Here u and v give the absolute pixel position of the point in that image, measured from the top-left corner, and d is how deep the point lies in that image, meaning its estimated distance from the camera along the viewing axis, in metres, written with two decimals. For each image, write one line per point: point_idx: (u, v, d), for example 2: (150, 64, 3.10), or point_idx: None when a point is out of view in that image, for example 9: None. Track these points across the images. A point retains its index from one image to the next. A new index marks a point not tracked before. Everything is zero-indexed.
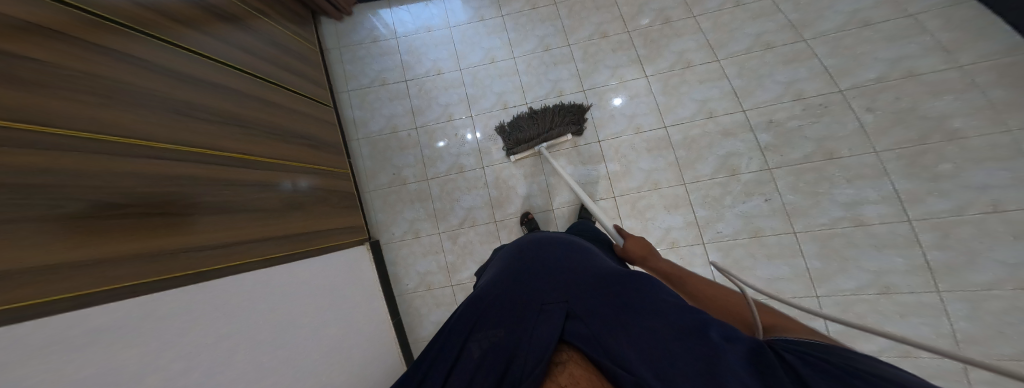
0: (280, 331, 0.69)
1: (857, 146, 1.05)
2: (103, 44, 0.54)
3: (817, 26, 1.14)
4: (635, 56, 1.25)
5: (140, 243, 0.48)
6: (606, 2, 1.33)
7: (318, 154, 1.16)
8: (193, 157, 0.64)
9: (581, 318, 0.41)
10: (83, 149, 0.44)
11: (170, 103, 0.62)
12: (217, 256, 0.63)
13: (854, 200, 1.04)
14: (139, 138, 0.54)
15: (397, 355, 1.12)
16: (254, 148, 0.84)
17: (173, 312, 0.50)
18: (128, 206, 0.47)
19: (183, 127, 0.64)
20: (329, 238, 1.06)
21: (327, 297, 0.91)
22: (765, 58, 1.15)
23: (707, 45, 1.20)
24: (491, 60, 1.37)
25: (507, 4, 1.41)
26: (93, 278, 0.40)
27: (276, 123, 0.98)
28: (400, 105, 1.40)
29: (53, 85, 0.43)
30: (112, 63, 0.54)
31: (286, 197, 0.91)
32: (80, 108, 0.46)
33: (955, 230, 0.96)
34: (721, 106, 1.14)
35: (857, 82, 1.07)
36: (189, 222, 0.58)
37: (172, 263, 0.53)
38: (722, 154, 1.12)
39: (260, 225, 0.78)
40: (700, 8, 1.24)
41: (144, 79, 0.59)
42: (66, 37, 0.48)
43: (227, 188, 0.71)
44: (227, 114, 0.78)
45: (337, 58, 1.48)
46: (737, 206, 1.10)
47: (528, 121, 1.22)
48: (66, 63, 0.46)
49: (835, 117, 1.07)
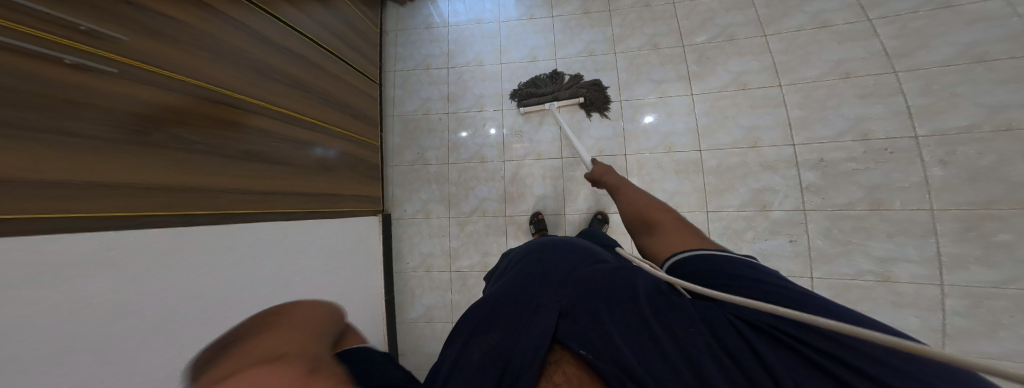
0: (271, 286, 0.74)
1: (913, 200, 0.95)
2: (222, 11, 0.70)
3: (917, 57, 0.95)
4: (684, 72, 1.11)
5: (138, 167, 0.51)
6: (665, 13, 1.16)
7: (358, 124, 1.15)
8: (264, 112, 0.77)
9: (574, 315, 0.35)
10: (145, 83, 0.54)
11: (242, 58, 0.73)
12: (256, 201, 0.72)
13: (888, 256, 0.98)
14: (218, 86, 0.66)
15: (380, 329, 1.20)
16: (308, 109, 0.91)
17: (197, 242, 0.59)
18: (133, 129, 0.51)
19: (243, 79, 0.72)
20: (350, 204, 1.10)
21: (327, 263, 0.95)
22: (838, 89, 0.99)
23: (772, 67, 1.04)
24: (532, 59, 1.25)
25: (560, 5, 1.26)
26: (128, 203, 0.50)
27: (328, 91, 1.01)
28: (437, 89, 1.34)
29: (160, 36, 0.58)
30: (211, 20, 0.68)
31: (318, 161, 0.93)
32: (167, 50, 0.59)
33: (988, 302, 0.90)
34: (768, 136, 1.03)
35: (938, 128, 0.92)
36: (198, 158, 0.60)
37: (184, 196, 0.58)
38: (756, 188, 1.04)
39: (297, 185, 0.85)
40: (775, 28, 1.06)
41: (226, 32, 0.70)
42: (197, 4, 0.65)
43: (278, 141, 0.80)
44: (295, 80, 0.87)
45: (392, 41, 1.40)
46: (758, 242, 1.05)
47: (548, 81, 1.21)
48: (181, 18, 0.62)
49: (899, 165, 0.95)
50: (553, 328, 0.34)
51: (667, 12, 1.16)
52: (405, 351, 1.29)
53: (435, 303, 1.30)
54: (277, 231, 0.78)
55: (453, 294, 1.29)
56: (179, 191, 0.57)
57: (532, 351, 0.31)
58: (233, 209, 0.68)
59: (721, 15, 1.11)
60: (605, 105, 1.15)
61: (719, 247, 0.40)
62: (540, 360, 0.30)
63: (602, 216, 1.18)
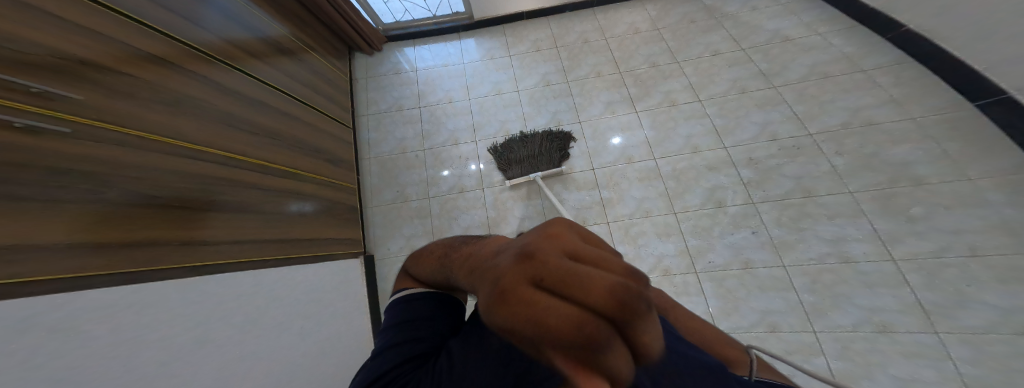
0: (216, 357, 0.57)
1: (833, 186, 1.12)
2: (194, 71, 0.80)
3: (784, 76, 1.28)
4: (626, 94, 1.38)
5: (96, 228, 0.47)
6: (601, 48, 1.52)
7: (329, 168, 1.24)
8: (215, 160, 0.77)
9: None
10: (89, 139, 0.51)
11: (213, 112, 0.81)
12: (201, 252, 0.65)
13: (838, 237, 1.08)
14: (188, 142, 0.71)
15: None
16: (277, 157, 0.99)
17: (128, 313, 0.47)
18: (90, 188, 0.49)
19: (215, 132, 0.79)
20: (317, 248, 1.03)
21: (309, 302, 0.89)
22: (741, 102, 1.27)
23: (690, 87, 1.34)
24: (498, 91, 1.50)
25: (515, 45, 1.61)
26: (47, 265, 0.40)
27: (298, 139, 1.12)
28: (411, 128, 1.50)
29: (117, 93, 0.59)
30: (186, 81, 0.76)
31: (292, 219, 0.97)
32: (138, 109, 0.62)
33: (939, 271, 0.98)
34: (704, 142, 1.23)
35: (823, 127, 1.18)
36: (156, 213, 0.58)
37: (142, 255, 0.54)
38: (708, 187, 1.18)
39: (255, 233, 0.81)
40: (683, 55, 1.41)
41: (199, 92, 0.79)
42: (179, 67, 0.76)
43: (229, 188, 0.78)
44: (261, 128, 0.96)
45: (362, 86, 1.63)
46: (726, 237, 1.13)
47: (519, 143, 1.35)
48: (157, 80, 0.69)
49: (809, 158, 1.16)
50: None
51: (602, 47, 1.52)
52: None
53: None
54: (223, 289, 0.66)
55: None
56: (111, 249, 0.49)
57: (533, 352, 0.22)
58: (177, 265, 0.59)
59: (642, 48, 1.48)
60: (568, 144, 1.33)
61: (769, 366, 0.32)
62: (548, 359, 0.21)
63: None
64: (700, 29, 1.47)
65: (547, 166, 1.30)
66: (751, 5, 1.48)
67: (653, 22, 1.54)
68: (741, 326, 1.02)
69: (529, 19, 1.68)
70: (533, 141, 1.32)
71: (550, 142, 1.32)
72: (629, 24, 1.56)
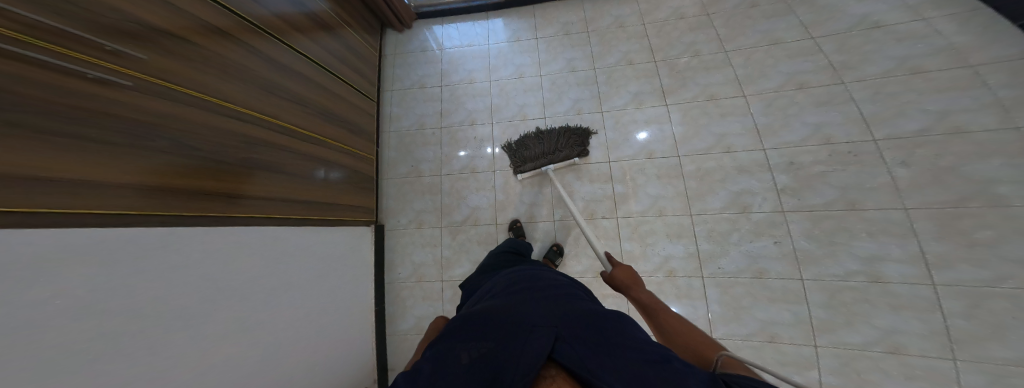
0: (216, 309, 0.64)
1: (885, 200, 0.99)
2: (248, 41, 0.84)
3: (860, 70, 1.06)
4: (658, 85, 1.22)
5: (151, 176, 0.54)
6: (637, 33, 1.31)
7: (354, 138, 1.26)
8: (257, 122, 0.81)
9: (568, 340, 0.31)
10: (154, 95, 0.57)
11: (260, 81, 0.84)
12: (238, 204, 0.73)
13: (874, 255, 0.99)
14: (236, 105, 0.76)
15: (369, 342, 1.20)
16: (312, 126, 1.03)
17: (166, 254, 0.56)
18: (151, 141, 0.54)
19: (261, 99, 0.83)
20: (337, 213, 1.12)
21: (318, 269, 0.99)
22: (796, 98, 1.09)
23: (736, 80, 1.15)
24: (519, 75, 1.39)
25: (542, 28, 1.43)
26: (105, 203, 0.47)
27: (330, 108, 1.14)
28: (431, 106, 1.46)
29: (176, 55, 0.63)
30: (239, 49, 0.80)
31: (317, 185, 1.02)
32: (195, 72, 0.66)
33: (984, 301, 0.90)
34: (739, 142, 1.10)
35: (893, 132, 1.00)
36: (205, 166, 0.65)
37: (187, 202, 0.61)
38: (735, 191, 1.09)
39: (286, 192, 0.89)
40: (733, 44, 1.20)
41: (250, 60, 0.82)
42: (231, 38, 0.78)
43: (270, 149, 0.84)
44: (300, 98, 0.98)
45: (390, 63, 1.56)
46: (744, 244, 1.07)
47: (534, 139, 1.26)
48: (213, 47, 0.73)
49: (864, 167, 1.00)
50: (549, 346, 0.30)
51: (639, 32, 1.31)
52: (393, 364, 1.25)
53: (426, 313, 1.29)
54: (244, 243, 0.74)
55: (444, 305, 1.27)
56: (166, 194, 0.56)
57: (524, 367, 0.26)
58: (216, 213, 0.68)
59: (686, 35, 1.26)
60: (587, 141, 1.24)
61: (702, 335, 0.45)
62: (536, 373, 0.25)
63: (557, 248, 1.22)
64: (762, 14, 1.20)
65: (561, 158, 1.21)
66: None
67: (704, 7, 1.28)
68: (739, 332, 1.03)
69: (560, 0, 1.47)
70: (548, 137, 1.24)
71: (568, 140, 1.23)
72: (673, 8, 1.31)
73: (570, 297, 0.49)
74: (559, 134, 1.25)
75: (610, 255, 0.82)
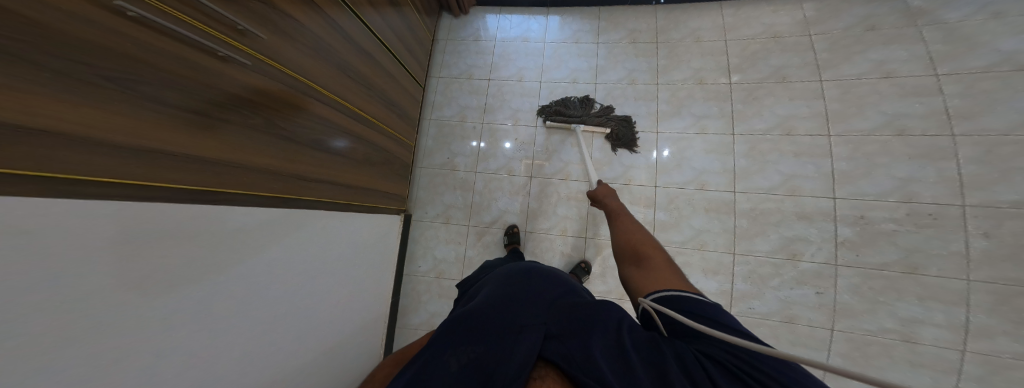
0: (247, 305, 0.61)
1: (949, 268, 0.93)
2: (341, 16, 0.79)
3: (979, 120, 0.90)
4: (727, 110, 1.10)
5: (219, 150, 0.50)
6: (715, 48, 1.15)
7: (400, 124, 1.14)
8: (335, 106, 0.79)
9: (562, 336, 0.32)
10: (245, 67, 0.54)
11: (344, 61, 0.80)
12: (306, 188, 0.73)
13: (915, 318, 0.95)
14: (319, 84, 0.72)
15: (382, 331, 1.22)
16: (377, 111, 0.98)
17: (202, 235, 0.50)
18: (226, 112, 0.51)
19: (341, 80, 0.80)
20: (373, 200, 1.04)
21: (348, 254, 0.96)
22: (889, 146, 0.97)
23: (822, 114, 1.03)
24: (572, 80, 1.25)
25: (607, 31, 1.26)
26: (189, 176, 0.47)
27: (390, 93, 1.05)
28: (476, 99, 1.33)
29: (273, 24, 0.60)
30: (332, 24, 0.76)
31: (366, 174, 0.97)
32: (286, 45, 0.63)
33: (1008, 373, 0.88)
34: (808, 185, 1.01)
35: (988, 200, 0.89)
36: (274, 145, 0.62)
37: (248, 179, 0.58)
38: (789, 236, 1.03)
39: (340, 178, 0.85)
40: (831, 73, 1.04)
41: (339, 37, 0.78)
42: (325, 15, 0.73)
43: (341, 135, 0.82)
44: (371, 82, 0.93)
45: (441, 49, 1.40)
46: (783, 289, 1.04)
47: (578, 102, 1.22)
48: (311, 21, 0.69)
49: (940, 231, 0.92)
50: (541, 345, 0.31)
51: (717, 48, 1.15)
52: None
53: (441, 311, 1.29)
54: (291, 225, 0.71)
55: None
56: (231, 171, 0.54)
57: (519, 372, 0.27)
58: (280, 193, 0.67)
59: (775, 56, 1.09)
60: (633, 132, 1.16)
61: (659, 246, 0.51)
62: (525, 376, 0.27)
63: (584, 266, 1.20)
64: (880, 40, 1.02)
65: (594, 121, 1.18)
66: (993, 7, 0.94)
67: (806, 26, 1.09)
68: None
69: (632, 6, 1.27)
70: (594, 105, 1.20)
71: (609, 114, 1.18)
72: (766, 25, 1.13)
73: (575, 294, 0.47)
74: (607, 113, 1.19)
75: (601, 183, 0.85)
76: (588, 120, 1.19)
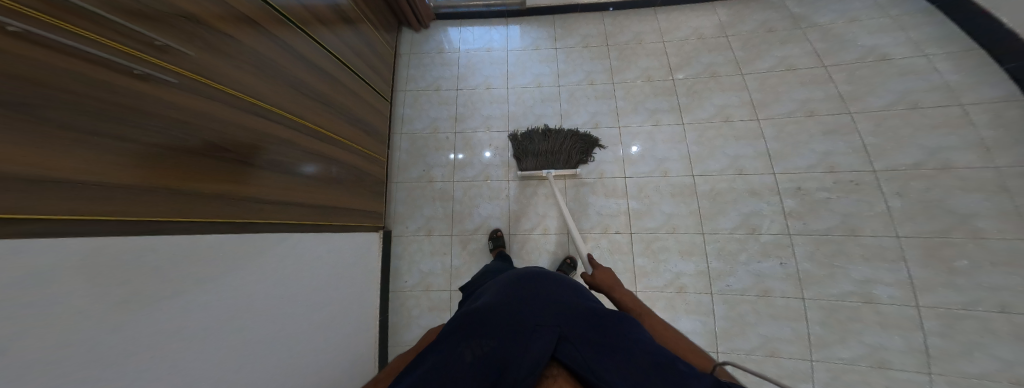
0: (230, 327, 0.60)
1: (881, 228, 1.05)
2: (279, 35, 0.83)
3: (864, 101, 1.13)
4: (675, 104, 1.27)
5: (159, 172, 0.48)
6: (656, 50, 1.37)
7: (366, 139, 1.20)
8: (282, 121, 0.79)
9: (571, 339, 0.39)
10: (181, 88, 0.54)
11: (288, 78, 0.83)
12: (258, 208, 0.70)
13: (868, 279, 1.04)
14: (262, 101, 0.73)
15: (371, 354, 1.14)
16: (333, 125, 1.01)
17: (172, 258, 0.50)
18: (167, 132, 0.50)
19: (287, 96, 0.82)
20: (345, 219, 1.04)
21: (327, 278, 0.94)
22: (805, 126, 1.15)
23: (749, 103, 1.21)
24: (538, 84, 1.41)
25: (563, 38, 1.46)
26: (121, 205, 0.44)
27: (349, 108, 1.10)
28: (446, 109, 1.44)
29: (206, 48, 0.61)
30: (271, 44, 0.79)
31: (330, 187, 0.97)
32: (223, 66, 0.64)
33: (959, 322, 0.96)
34: (751, 165, 1.15)
35: (891, 165, 1.06)
36: (221, 164, 0.61)
37: (197, 203, 0.56)
38: (745, 212, 1.14)
39: (303, 193, 0.84)
40: (749, 68, 1.26)
41: (280, 55, 0.81)
42: (263, 30, 0.78)
43: (290, 146, 0.81)
44: (323, 96, 0.97)
45: (405, 62, 1.54)
46: (752, 264, 1.11)
47: (541, 137, 1.27)
48: (245, 39, 0.72)
49: (864, 196, 1.07)
50: (552, 346, 0.37)
51: (658, 50, 1.37)
52: None
53: (432, 324, 1.23)
54: (260, 247, 0.70)
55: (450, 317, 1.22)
56: (179, 195, 0.52)
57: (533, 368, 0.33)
58: (234, 217, 0.64)
59: (704, 55, 1.32)
60: (592, 148, 1.27)
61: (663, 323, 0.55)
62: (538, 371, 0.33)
63: (570, 261, 1.21)
64: (778, 40, 1.27)
65: (564, 165, 1.23)
66: (850, 15, 1.24)
67: (722, 29, 1.34)
68: (743, 347, 1.06)
69: (582, 12, 1.50)
70: (558, 136, 1.24)
71: (575, 144, 1.24)
72: (692, 29, 1.37)
73: (578, 299, 0.52)
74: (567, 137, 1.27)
75: (594, 261, 0.82)
76: (556, 163, 1.24)
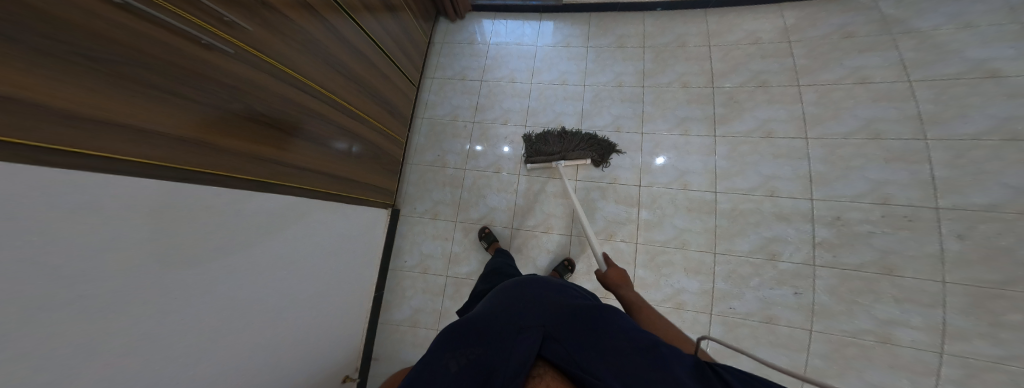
0: (240, 291, 0.65)
1: (926, 270, 0.93)
2: (333, 18, 0.83)
3: (949, 125, 0.94)
4: (710, 113, 1.14)
5: (196, 131, 0.51)
6: (699, 54, 1.20)
7: (393, 122, 1.19)
8: (321, 99, 0.80)
9: (559, 337, 0.38)
10: (231, 56, 0.56)
11: (334, 59, 0.84)
12: (283, 172, 0.73)
13: (892, 319, 0.94)
14: (307, 78, 0.75)
15: (360, 326, 1.19)
16: (367, 107, 1.01)
17: (198, 222, 0.54)
18: (211, 96, 0.52)
19: (330, 75, 0.83)
20: (360, 192, 1.07)
21: (335, 246, 0.99)
22: (864, 149, 1.00)
23: (800, 117, 1.07)
24: (562, 82, 1.28)
25: (596, 37, 1.31)
26: (161, 155, 0.46)
27: (383, 93, 1.09)
28: (468, 98, 1.37)
29: (264, 21, 0.62)
30: (325, 26, 0.80)
31: (352, 165, 0.99)
32: (276, 40, 0.66)
33: (985, 375, 0.85)
34: (786, 187, 1.04)
35: (959, 203, 0.91)
36: (256, 130, 0.63)
37: (228, 163, 0.58)
38: (767, 236, 1.05)
39: (325, 166, 0.87)
40: (809, 78, 1.09)
41: (331, 38, 0.82)
42: (319, 16, 0.78)
43: (324, 123, 0.83)
44: (363, 79, 0.97)
45: (437, 51, 1.45)
46: (762, 289, 1.04)
47: (556, 138, 1.17)
48: (302, 21, 0.72)
49: (916, 234, 0.94)
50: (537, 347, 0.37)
51: (702, 53, 1.20)
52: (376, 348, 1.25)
53: (425, 305, 1.28)
54: (275, 210, 0.72)
55: (442, 300, 1.26)
56: (211, 153, 0.54)
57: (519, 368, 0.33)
58: (260, 177, 0.67)
59: (756, 62, 1.14)
60: (608, 155, 1.16)
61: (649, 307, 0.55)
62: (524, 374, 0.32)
63: (568, 264, 1.19)
64: (855, 48, 1.08)
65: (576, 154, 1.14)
66: (963, 18, 1.00)
67: (785, 34, 1.15)
68: None
69: (621, 12, 1.32)
70: (572, 138, 1.14)
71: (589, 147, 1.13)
72: (748, 31, 1.19)
73: (570, 296, 0.51)
74: (582, 139, 1.17)
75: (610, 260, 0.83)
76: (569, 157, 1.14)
